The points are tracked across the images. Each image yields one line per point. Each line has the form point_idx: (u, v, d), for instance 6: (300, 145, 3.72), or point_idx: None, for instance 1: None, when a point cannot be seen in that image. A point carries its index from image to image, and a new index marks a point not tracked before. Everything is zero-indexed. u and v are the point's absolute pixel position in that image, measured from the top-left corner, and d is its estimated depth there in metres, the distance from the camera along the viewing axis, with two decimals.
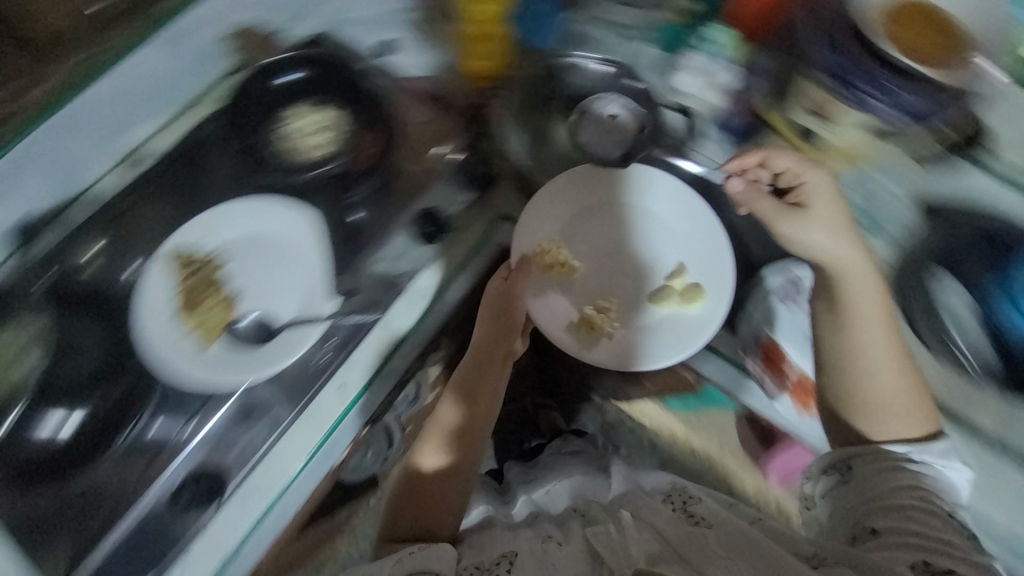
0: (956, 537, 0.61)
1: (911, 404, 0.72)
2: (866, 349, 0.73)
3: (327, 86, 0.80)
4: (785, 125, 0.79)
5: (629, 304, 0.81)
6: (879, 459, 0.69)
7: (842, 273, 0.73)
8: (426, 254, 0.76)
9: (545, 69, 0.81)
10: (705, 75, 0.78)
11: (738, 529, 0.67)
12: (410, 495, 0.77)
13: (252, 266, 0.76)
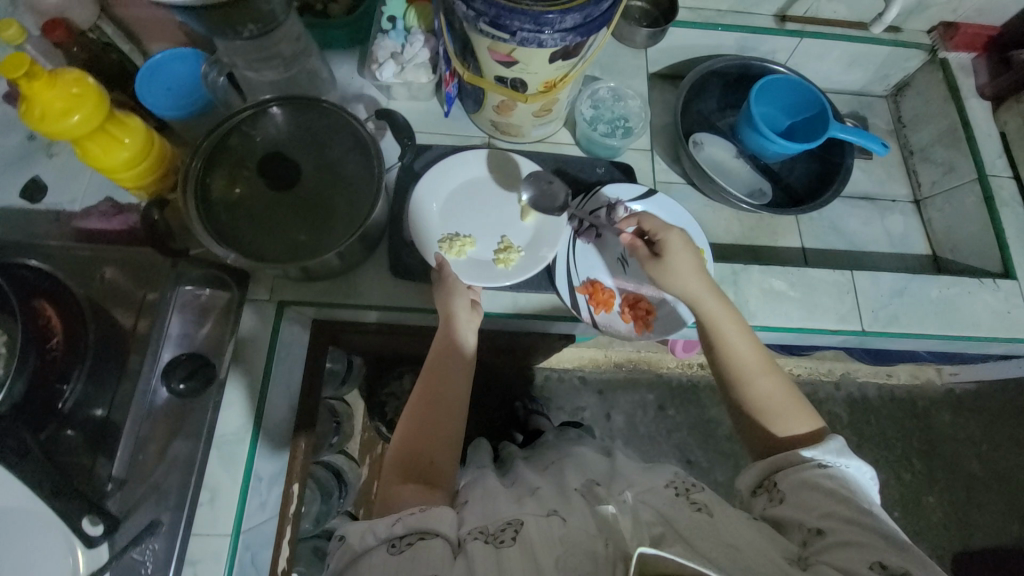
0: (895, 532, 0.47)
1: (794, 405, 0.60)
2: (738, 361, 0.63)
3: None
4: (477, 77, 0.70)
5: (514, 233, 0.76)
6: (784, 461, 0.55)
7: (697, 300, 0.66)
8: (231, 399, 0.67)
9: (212, 142, 0.64)
10: (394, 57, 0.77)
11: (737, 523, 0.50)
12: (408, 446, 0.60)
13: None
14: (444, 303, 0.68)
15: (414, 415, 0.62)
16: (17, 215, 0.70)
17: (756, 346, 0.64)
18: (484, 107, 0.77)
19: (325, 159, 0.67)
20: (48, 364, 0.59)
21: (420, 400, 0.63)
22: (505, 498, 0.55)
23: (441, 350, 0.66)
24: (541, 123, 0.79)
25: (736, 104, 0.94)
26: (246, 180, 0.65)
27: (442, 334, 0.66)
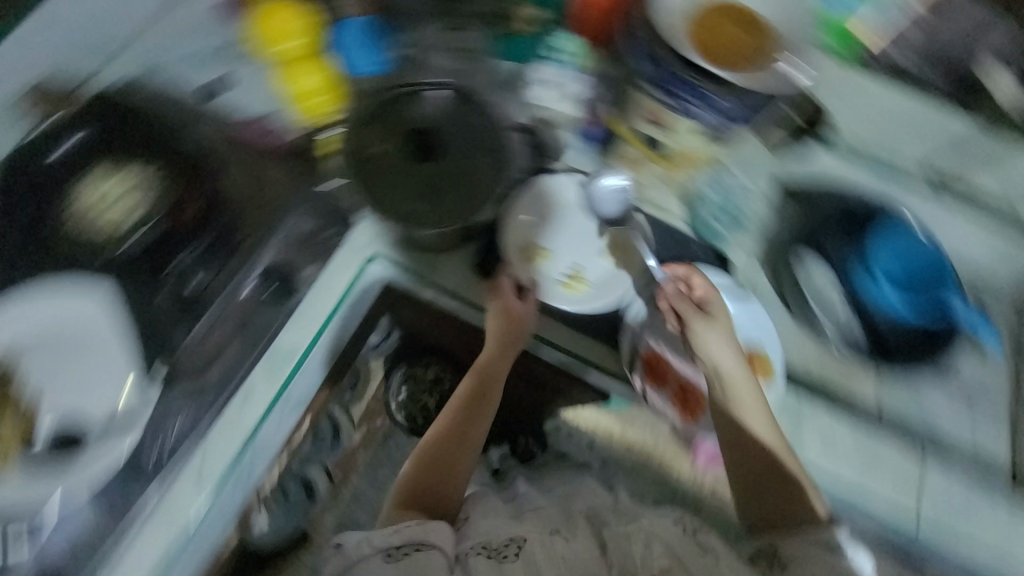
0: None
1: (804, 496, 0.70)
2: (758, 456, 0.72)
3: (128, 141, 0.73)
4: (619, 127, 0.81)
5: (591, 266, 0.78)
6: (799, 548, 0.68)
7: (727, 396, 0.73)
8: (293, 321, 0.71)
9: (377, 100, 0.72)
10: (556, 85, 0.80)
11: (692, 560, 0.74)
12: (422, 461, 0.80)
13: (58, 360, 0.65)
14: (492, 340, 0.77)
15: (441, 434, 0.81)
16: (173, 97, 0.76)
17: (774, 438, 0.72)
18: (615, 157, 0.81)
19: (463, 146, 0.73)
20: (176, 226, 0.71)
21: (449, 424, 0.81)
22: (507, 521, 0.79)
23: (476, 389, 0.81)
24: (664, 188, 0.81)
25: (866, 236, 0.79)
26: (393, 139, 0.72)
27: (475, 373, 0.81)
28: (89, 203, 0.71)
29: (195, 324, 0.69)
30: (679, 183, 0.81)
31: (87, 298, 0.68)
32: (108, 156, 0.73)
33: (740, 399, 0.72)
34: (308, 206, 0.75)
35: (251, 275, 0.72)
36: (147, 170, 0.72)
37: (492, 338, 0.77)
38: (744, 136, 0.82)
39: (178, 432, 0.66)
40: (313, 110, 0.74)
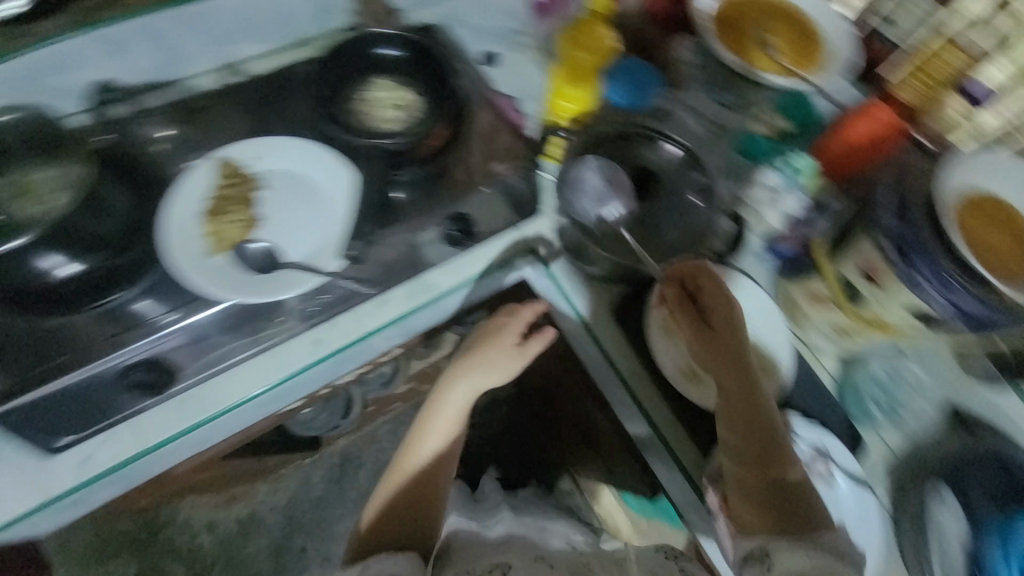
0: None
1: (797, 507, 0.61)
2: (748, 453, 0.63)
3: (418, 72, 0.77)
4: (822, 256, 0.76)
5: None
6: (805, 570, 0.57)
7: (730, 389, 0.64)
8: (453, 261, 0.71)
9: (620, 129, 0.76)
10: (772, 191, 0.81)
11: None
12: (389, 499, 0.73)
13: (287, 201, 0.66)
14: (471, 375, 0.73)
15: (409, 474, 0.74)
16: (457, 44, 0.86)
17: (751, 425, 0.63)
18: (796, 281, 0.79)
19: (670, 204, 0.74)
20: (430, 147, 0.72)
21: (415, 465, 0.74)
22: (490, 552, 0.77)
23: (449, 433, 0.75)
24: (829, 338, 0.78)
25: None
26: (616, 165, 0.75)
27: (452, 417, 0.75)
28: (384, 99, 0.74)
29: (388, 230, 0.70)
30: (852, 340, 0.76)
31: (330, 163, 0.68)
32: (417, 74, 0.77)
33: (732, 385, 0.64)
34: (513, 182, 0.76)
35: (441, 216, 0.72)
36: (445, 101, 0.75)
37: (473, 376, 0.72)
38: (929, 338, 0.71)
39: (312, 310, 0.66)
40: (557, 113, 0.81)
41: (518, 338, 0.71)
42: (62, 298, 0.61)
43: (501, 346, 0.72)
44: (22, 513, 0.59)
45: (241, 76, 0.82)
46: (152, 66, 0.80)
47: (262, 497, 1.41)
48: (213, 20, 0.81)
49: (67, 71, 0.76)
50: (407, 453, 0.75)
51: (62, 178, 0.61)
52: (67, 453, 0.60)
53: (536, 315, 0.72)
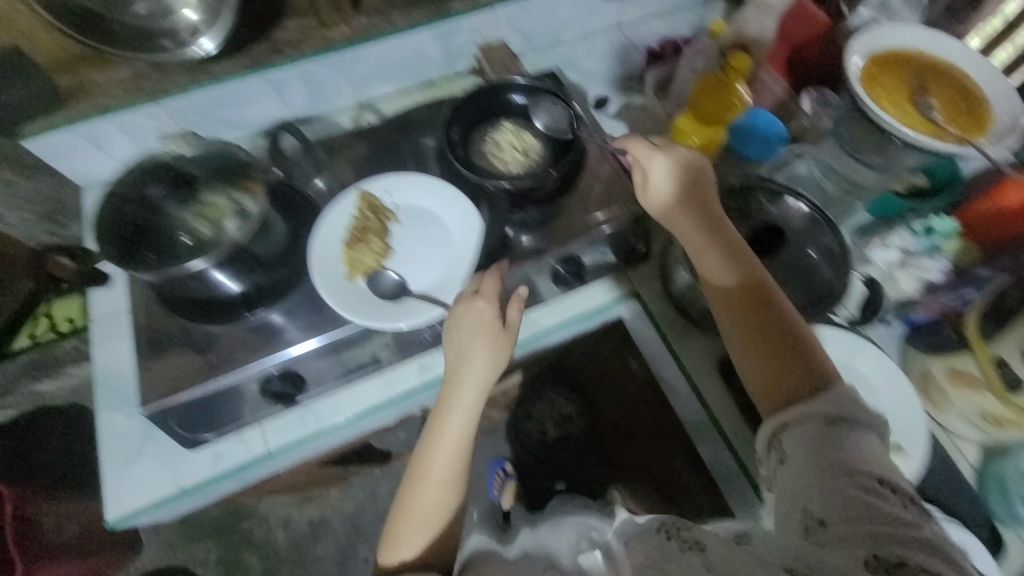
0: (927, 525, 0.50)
1: (800, 364, 0.60)
2: (752, 336, 0.62)
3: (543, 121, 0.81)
4: (982, 343, 0.65)
5: None
6: (820, 444, 0.54)
7: (700, 254, 0.66)
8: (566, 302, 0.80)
9: (740, 183, 0.74)
10: (905, 254, 0.77)
11: (730, 557, 0.55)
12: (413, 534, 0.64)
13: (416, 234, 0.71)
14: (460, 369, 0.65)
15: (427, 488, 0.64)
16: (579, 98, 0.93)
17: (744, 292, 0.64)
18: (936, 356, 0.73)
19: (797, 259, 0.70)
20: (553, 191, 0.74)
21: (425, 473, 0.65)
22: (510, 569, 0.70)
23: (457, 441, 0.65)
24: (966, 420, 0.72)
25: None
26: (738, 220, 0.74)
27: (457, 429, 0.65)
28: (505, 139, 0.78)
29: (511, 270, 0.73)
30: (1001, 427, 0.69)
31: (456, 200, 0.72)
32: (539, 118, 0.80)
33: (704, 251, 0.66)
34: (625, 230, 0.77)
35: (553, 257, 0.74)
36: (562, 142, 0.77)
37: (459, 360, 0.66)
38: None
39: (419, 341, 0.73)
40: None
41: (491, 306, 0.65)
42: (218, 311, 0.66)
43: (485, 330, 0.64)
44: (148, 504, 0.68)
45: (376, 117, 0.95)
46: (303, 102, 0.91)
47: (333, 503, 1.45)
48: (361, 64, 0.90)
49: (236, 107, 0.86)
50: (414, 477, 0.65)
51: (236, 207, 0.63)
52: (206, 450, 0.70)
53: (499, 282, 0.67)
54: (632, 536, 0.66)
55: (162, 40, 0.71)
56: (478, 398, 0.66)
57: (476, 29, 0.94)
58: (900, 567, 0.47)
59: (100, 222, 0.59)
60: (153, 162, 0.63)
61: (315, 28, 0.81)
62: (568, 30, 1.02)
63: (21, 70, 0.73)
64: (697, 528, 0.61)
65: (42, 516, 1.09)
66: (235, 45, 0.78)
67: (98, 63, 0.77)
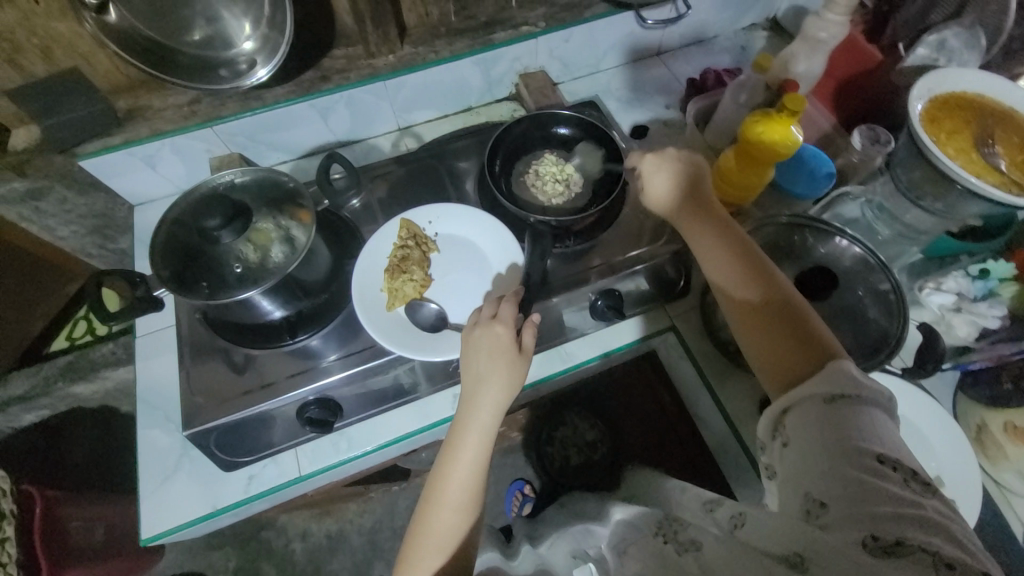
0: (929, 503, 0.42)
1: (806, 347, 0.54)
2: (760, 327, 0.57)
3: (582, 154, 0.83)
4: None
5: None
6: (820, 424, 0.47)
7: (699, 244, 0.63)
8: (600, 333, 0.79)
9: (788, 220, 0.72)
10: (960, 296, 0.75)
11: (727, 552, 0.49)
12: (424, 558, 0.56)
13: (458, 263, 0.72)
14: (474, 387, 0.60)
15: (444, 505, 0.57)
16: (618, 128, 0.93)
17: (747, 280, 0.59)
18: (996, 410, 0.70)
19: (847, 301, 0.68)
20: (593, 224, 0.76)
21: (437, 483, 0.59)
22: None
23: (473, 466, 0.58)
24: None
25: None
26: (787, 256, 0.71)
27: (473, 452, 0.59)
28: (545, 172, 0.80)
29: (548, 300, 0.71)
30: None
31: (497, 231, 0.73)
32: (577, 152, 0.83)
33: (704, 243, 0.62)
34: (665, 261, 0.76)
35: (592, 289, 0.73)
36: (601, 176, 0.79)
37: (467, 358, 0.62)
38: None
39: (454, 370, 0.72)
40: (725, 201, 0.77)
41: (509, 331, 0.61)
42: (263, 336, 0.68)
43: (494, 343, 0.60)
44: (183, 522, 0.68)
45: (416, 141, 0.98)
46: (345, 127, 0.93)
47: (350, 517, 1.41)
48: (404, 91, 0.91)
49: (283, 130, 0.89)
50: (429, 497, 0.59)
51: (284, 233, 0.64)
52: (241, 471, 0.71)
53: (516, 306, 0.64)
54: (629, 545, 0.61)
55: (221, 70, 0.76)
56: (496, 417, 0.60)
57: (517, 58, 0.95)
58: (899, 547, 0.39)
59: (158, 248, 0.61)
60: (207, 189, 0.67)
61: (361, 57, 0.85)
62: (607, 59, 1.03)
63: (83, 91, 0.77)
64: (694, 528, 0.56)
65: (69, 519, 1.09)
66: (283, 72, 0.83)
67: (157, 88, 0.82)
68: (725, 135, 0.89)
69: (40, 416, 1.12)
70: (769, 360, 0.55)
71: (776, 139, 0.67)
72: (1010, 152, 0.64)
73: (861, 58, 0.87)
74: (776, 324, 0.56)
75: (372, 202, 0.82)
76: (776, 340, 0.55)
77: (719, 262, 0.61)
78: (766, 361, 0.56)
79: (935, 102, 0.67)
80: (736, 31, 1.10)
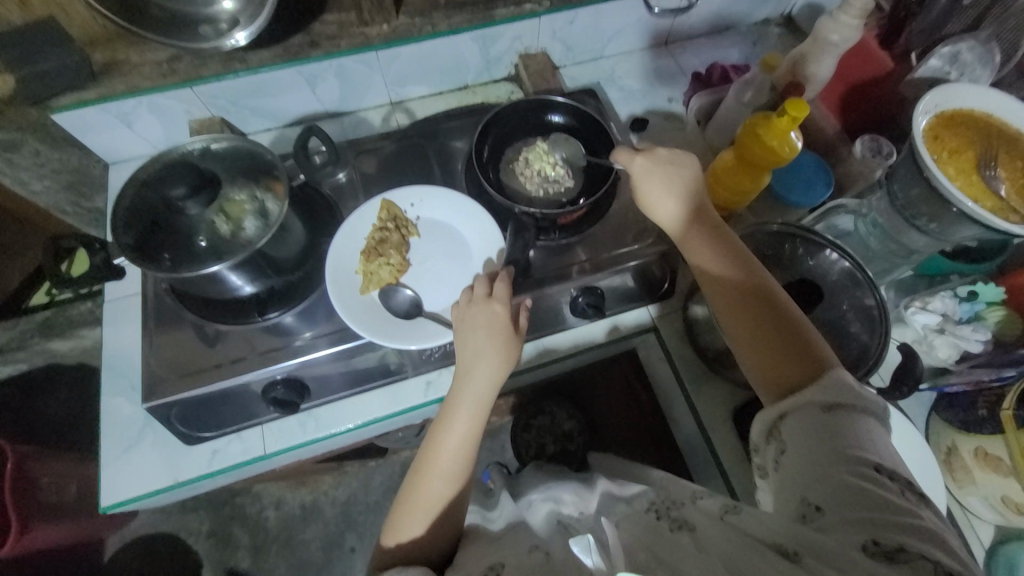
0: (924, 512, 0.42)
1: (800, 353, 0.53)
2: (755, 332, 0.56)
3: (575, 144, 0.80)
4: (1015, 425, 0.62)
5: None
6: (819, 433, 0.47)
7: (697, 244, 0.61)
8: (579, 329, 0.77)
9: (779, 228, 0.70)
10: (945, 318, 0.75)
11: (720, 536, 0.48)
12: (412, 528, 0.57)
13: (438, 249, 0.71)
14: (471, 365, 0.59)
15: (434, 478, 0.58)
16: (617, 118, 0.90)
17: (745, 284, 0.58)
18: (968, 434, 0.68)
19: (831, 315, 0.66)
20: (579, 219, 0.74)
21: (429, 461, 0.58)
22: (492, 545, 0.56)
23: (463, 440, 0.58)
24: (989, 505, 0.68)
25: None
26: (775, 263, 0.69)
27: (466, 432, 0.58)
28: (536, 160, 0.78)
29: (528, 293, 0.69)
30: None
31: (480, 219, 0.71)
32: (570, 142, 0.81)
33: (703, 245, 0.60)
34: (652, 261, 0.74)
35: (575, 285, 0.71)
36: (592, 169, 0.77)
37: (463, 339, 0.61)
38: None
39: (428, 358, 0.71)
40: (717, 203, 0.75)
41: (506, 309, 0.61)
42: (232, 311, 0.66)
43: (491, 323, 0.60)
44: (143, 492, 0.68)
45: (407, 117, 0.95)
46: (334, 97, 0.89)
47: (325, 489, 1.40)
48: (397, 64, 0.87)
49: (268, 97, 0.85)
50: (419, 471, 0.59)
51: (258, 205, 0.61)
52: (204, 446, 0.70)
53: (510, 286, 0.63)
54: (623, 517, 0.56)
55: (203, 27, 0.72)
56: (488, 396, 0.60)
57: (518, 38, 0.91)
58: (899, 554, 0.39)
59: (122, 212, 0.59)
60: (178, 155, 0.64)
61: (353, 24, 0.81)
62: (611, 45, 0.99)
63: (59, 41, 0.73)
64: (689, 507, 0.53)
65: (41, 475, 1.07)
66: (269, 35, 0.79)
67: (135, 42, 0.78)
68: (725, 135, 0.86)
69: (18, 369, 1.11)
70: (765, 363, 0.55)
71: (776, 145, 0.65)
72: (1013, 177, 0.62)
73: (872, 64, 0.85)
74: (773, 326, 0.55)
75: (355, 179, 0.79)
76: (773, 343, 0.54)
77: (721, 260, 0.60)
78: (760, 363, 0.55)
79: (942, 119, 0.65)
80: (748, 26, 1.06)
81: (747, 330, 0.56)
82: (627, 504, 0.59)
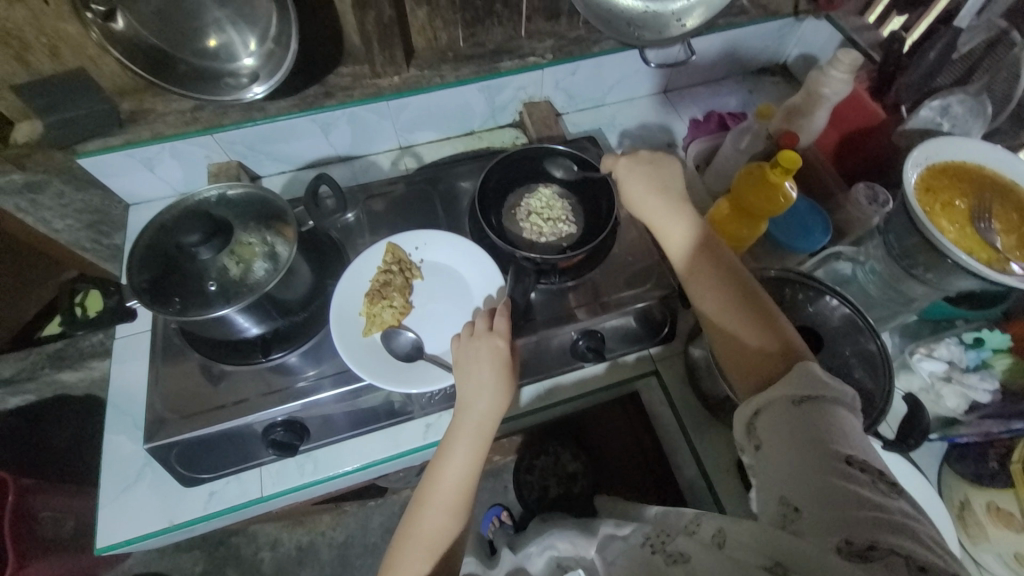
0: (896, 504, 0.40)
1: (778, 354, 0.53)
2: (739, 331, 0.56)
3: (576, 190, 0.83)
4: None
5: None
6: (792, 426, 0.45)
7: (691, 255, 0.62)
8: (579, 372, 0.77)
9: (777, 274, 0.71)
10: (951, 366, 0.74)
11: (716, 569, 0.45)
12: (411, 561, 0.56)
13: (440, 293, 0.72)
14: (471, 398, 0.60)
15: (436, 509, 0.57)
16: None
17: (735, 291, 0.58)
18: (980, 488, 0.66)
19: (833, 362, 0.66)
20: (581, 265, 0.75)
21: (432, 492, 0.58)
22: None
23: (466, 473, 0.58)
24: (1004, 563, 0.64)
25: None
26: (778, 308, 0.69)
27: (464, 463, 0.58)
28: (536, 207, 0.80)
29: (528, 336, 0.70)
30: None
31: (481, 263, 0.73)
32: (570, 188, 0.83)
33: (699, 258, 0.62)
34: (654, 305, 0.74)
35: (575, 328, 0.72)
36: (593, 216, 0.79)
37: (466, 372, 0.61)
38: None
39: (432, 400, 0.71)
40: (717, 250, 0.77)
41: (506, 343, 0.61)
42: (238, 351, 0.68)
43: (490, 356, 0.60)
44: (138, 535, 0.67)
45: (415, 162, 0.98)
46: (346, 142, 0.93)
47: (323, 529, 1.36)
48: (408, 112, 0.92)
49: (283, 143, 0.89)
50: (419, 503, 0.58)
51: (268, 249, 0.63)
52: (202, 487, 0.69)
53: (510, 318, 0.63)
54: (617, 554, 0.56)
55: (226, 79, 0.77)
56: (491, 426, 0.59)
57: (522, 87, 0.95)
58: (873, 552, 0.37)
59: (137, 254, 0.62)
60: (194, 202, 0.67)
61: (366, 76, 0.86)
62: (612, 94, 1.03)
63: (90, 91, 0.78)
64: (684, 537, 0.50)
65: (39, 509, 1.05)
66: (288, 86, 0.84)
67: (161, 94, 0.83)
68: (724, 181, 0.89)
69: (26, 401, 1.11)
70: (747, 368, 0.54)
71: (771, 194, 0.66)
72: (1008, 227, 0.62)
73: (863, 114, 0.89)
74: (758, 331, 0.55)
75: (362, 222, 0.82)
76: (756, 345, 0.54)
77: (714, 271, 0.60)
78: (742, 367, 0.55)
79: (933, 170, 0.67)
80: (744, 76, 1.10)
81: (735, 336, 0.56)
82: (622, 540, 0.58)
